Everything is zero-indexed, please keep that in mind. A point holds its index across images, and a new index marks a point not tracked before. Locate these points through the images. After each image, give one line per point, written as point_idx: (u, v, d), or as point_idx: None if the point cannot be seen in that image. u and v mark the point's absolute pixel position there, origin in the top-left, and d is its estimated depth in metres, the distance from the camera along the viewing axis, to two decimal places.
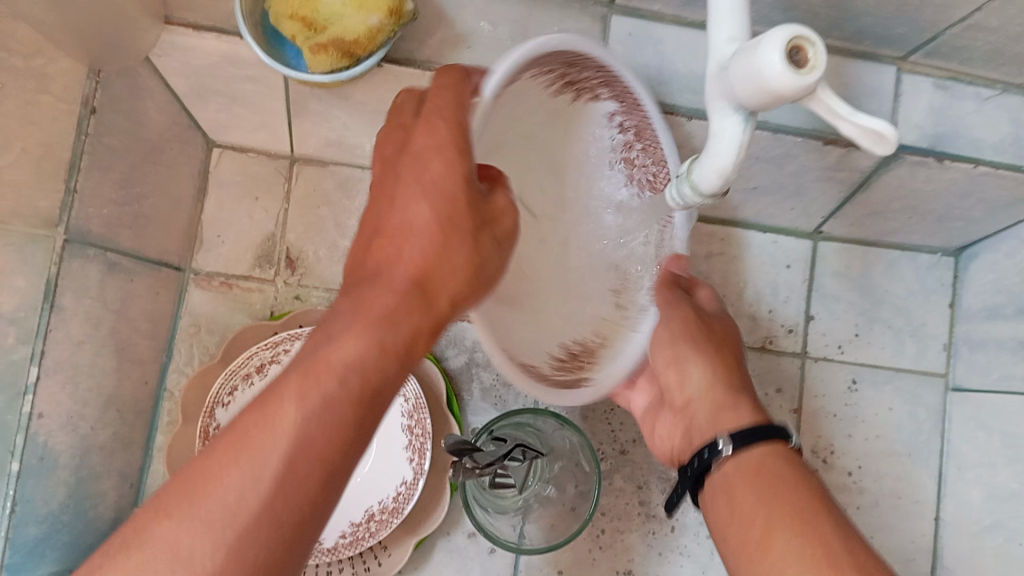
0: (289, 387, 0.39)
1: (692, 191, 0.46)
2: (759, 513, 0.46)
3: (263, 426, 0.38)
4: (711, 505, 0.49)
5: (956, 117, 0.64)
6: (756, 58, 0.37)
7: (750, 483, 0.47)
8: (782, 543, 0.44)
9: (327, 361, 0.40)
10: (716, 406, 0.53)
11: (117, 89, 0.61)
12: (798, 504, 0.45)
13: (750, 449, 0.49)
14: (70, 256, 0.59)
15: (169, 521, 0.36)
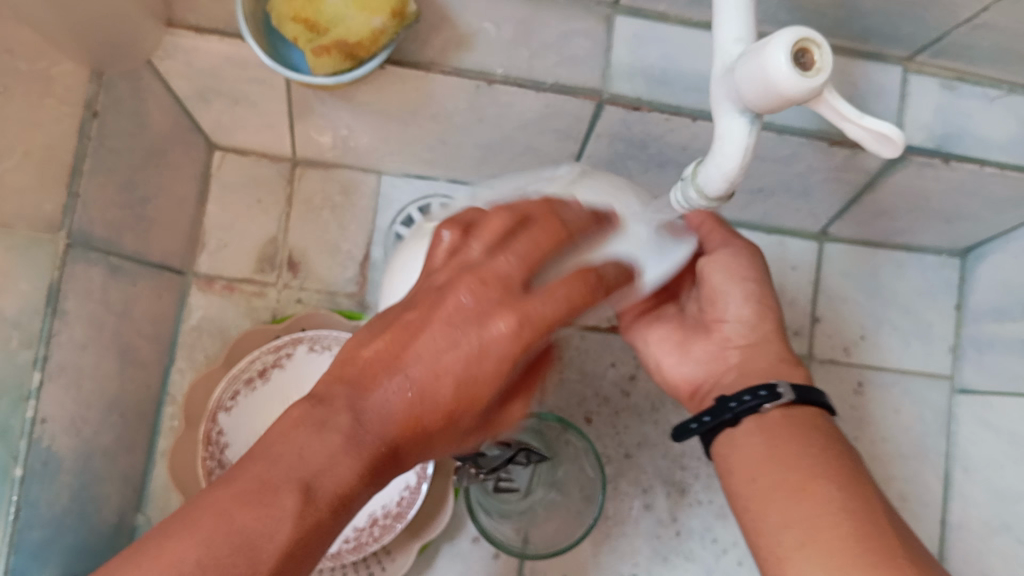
0: (278, 525, 0.38)
1: (697, 193, 0.45)
2: (803, 459, 0.48)
3: (242, 537, 0.37)
4: (741, 449, 0.51)
5: (963, 117, 0.64)
6: (761, 58, 0.36)
7: (794, 433, 0.50)
8: (825, 491, 0.46)
9: (321, 512, 0.39)
10: (778, 356, 0.56)
11: (118, 91, 0.60)
12: (840, 461, 0.48)
13: (800, 406, 0.52)
14: (73, 259, 0.58)
15: None
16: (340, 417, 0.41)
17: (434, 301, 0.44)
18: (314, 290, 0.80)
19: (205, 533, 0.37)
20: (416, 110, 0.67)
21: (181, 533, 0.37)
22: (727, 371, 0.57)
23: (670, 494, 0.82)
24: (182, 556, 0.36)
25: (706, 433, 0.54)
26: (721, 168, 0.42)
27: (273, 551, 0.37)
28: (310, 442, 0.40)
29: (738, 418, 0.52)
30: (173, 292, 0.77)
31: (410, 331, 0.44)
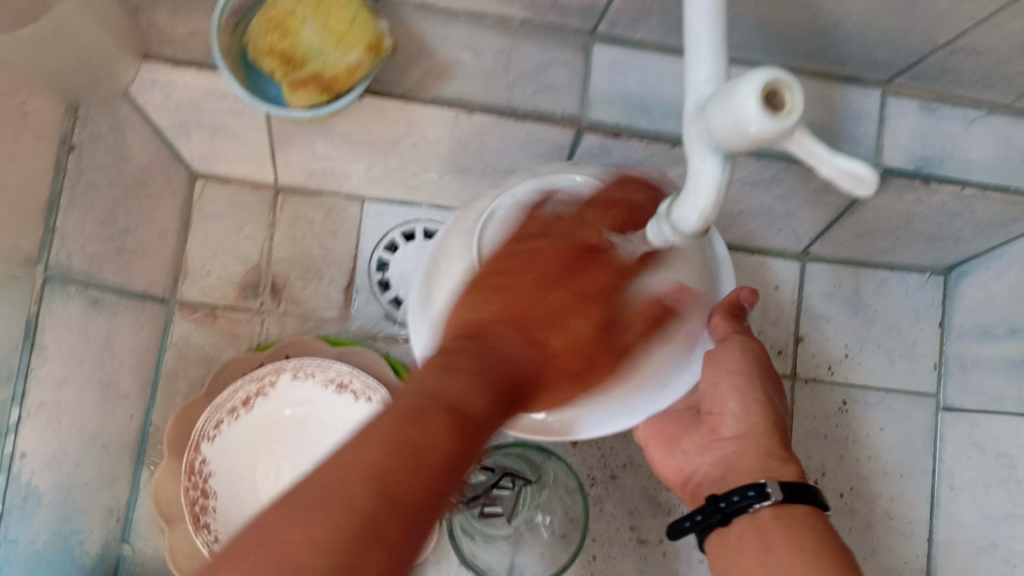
0: (454, 413, 0.38)
1: (673, 231, 0.45)
2: (796, 567, 0.49)
3: (445, 410, 0.38)
4: (736, 555, 0.52)
5: (943, 140, 0.64)
6: (733, 102, 0.36)
7: (787, 535, 0.50)
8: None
9: (478, 410, 0.40)
10: (764, 453, 0.56)
11: (98, 122, 0.60)
12: (832, 565, 0.48)
13: (791, 504, 0.52)
14: (51, 294, 0.58)
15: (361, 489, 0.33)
16: (477, 345, 0.44)
17: (512, 279, 0.49)
18: (297, 317, 0.80)
19: (395, 413, 0.37)
20: (396, 138, 0.67)
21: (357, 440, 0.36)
22: (719, 463, 0.59)
23: (657, 516, 0.82)
24: (364, 444, 0.35)
25: (702, 530, 0.55)
26: (696, 207, 0.42)
27: (466, 419, 0.38)
28: (457, 367, 0.42)
29: (728, 517, 0.53)
30: (156, 321, 0.76)
31: (501, 297, 0.48)
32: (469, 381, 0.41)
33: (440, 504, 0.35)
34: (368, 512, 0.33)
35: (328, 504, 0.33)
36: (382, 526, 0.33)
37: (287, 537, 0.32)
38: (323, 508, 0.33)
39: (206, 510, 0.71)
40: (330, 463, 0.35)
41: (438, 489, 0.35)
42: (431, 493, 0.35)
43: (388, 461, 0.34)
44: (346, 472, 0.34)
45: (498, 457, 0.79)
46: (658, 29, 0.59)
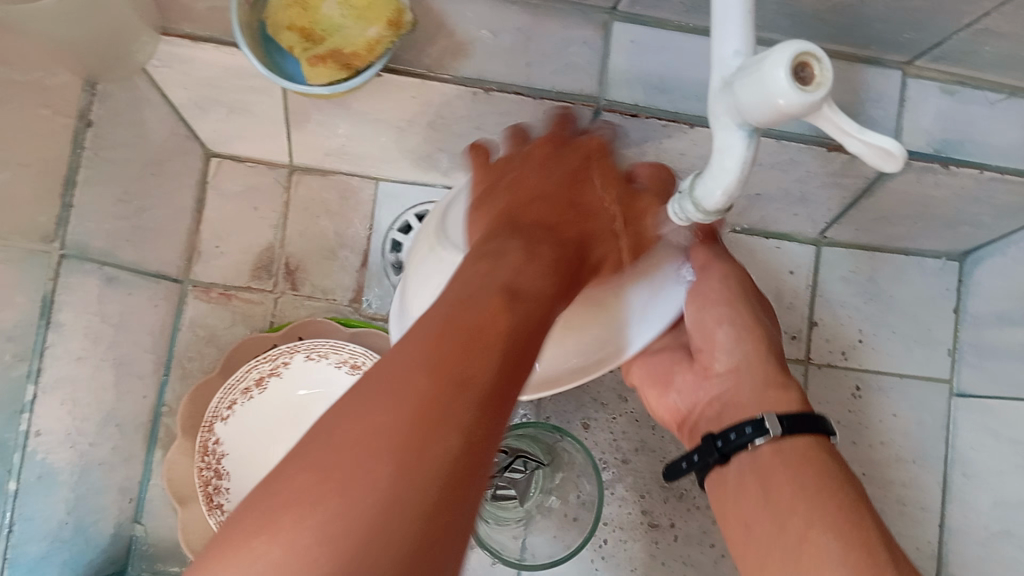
0: (487, 336, 0.38)
1: (696, 208, 0.45)
2: (799, 507, 0.47)
3: (482, 321, 0.39)
4: (741, 495, 0.51)
5: (963, 124, 0.64)
6: (763, 75, 0.36)
7: (789, 471, 0.49)
8: (821, 537, 0.45)
9: (529, 302, 0.43)
10: (761, 382, 0.54)
11: (116, 99, 0.60)
12: (839, 501, 0.46)
13: (793, 438, 0.50)
14: (68, 271, 0.58)
15: (422, 377, 0.35)
16: (513, 248, 0.47)
17: (533, 184, 0.54)
18: (310, 298, 0.80)
19: (429, 342, 0.37)
20: (414, 118, 0.66)
21: (407, 350, 0.36)
22: (716, 401, 0.57)
23: (668, 500, 0.82)
24: (408, 377, 0.35)
25: (702, 471, 0.54)
26: (720, 183, 0.41)
27: (498, 333, 0.39)
28: (497, 268, 0.44)
29: (726, 456, 0.52)
30: (170, 302, 0.76)
31: (524, 211, 0.52)
32: (505, 287, 0.43)
33: (495, 422, 0.35)
34: (428, 404, 0.33)
35: (379, 426, 0.33)
36: (447, 462, 0.32)
37: (345, 450, 0.32)
38: (373, 429, 0.33)
39: (220, 491, 0.72)
40: (372, 388, 0.35)
41: (486, 419, 0.35)
42: (484, 416, 0.35)
43: (432, 390, 0.34)
44: (395, 390, 0.34)
45: (515, 440, 0.79)
46: (680, 8, 0.59)
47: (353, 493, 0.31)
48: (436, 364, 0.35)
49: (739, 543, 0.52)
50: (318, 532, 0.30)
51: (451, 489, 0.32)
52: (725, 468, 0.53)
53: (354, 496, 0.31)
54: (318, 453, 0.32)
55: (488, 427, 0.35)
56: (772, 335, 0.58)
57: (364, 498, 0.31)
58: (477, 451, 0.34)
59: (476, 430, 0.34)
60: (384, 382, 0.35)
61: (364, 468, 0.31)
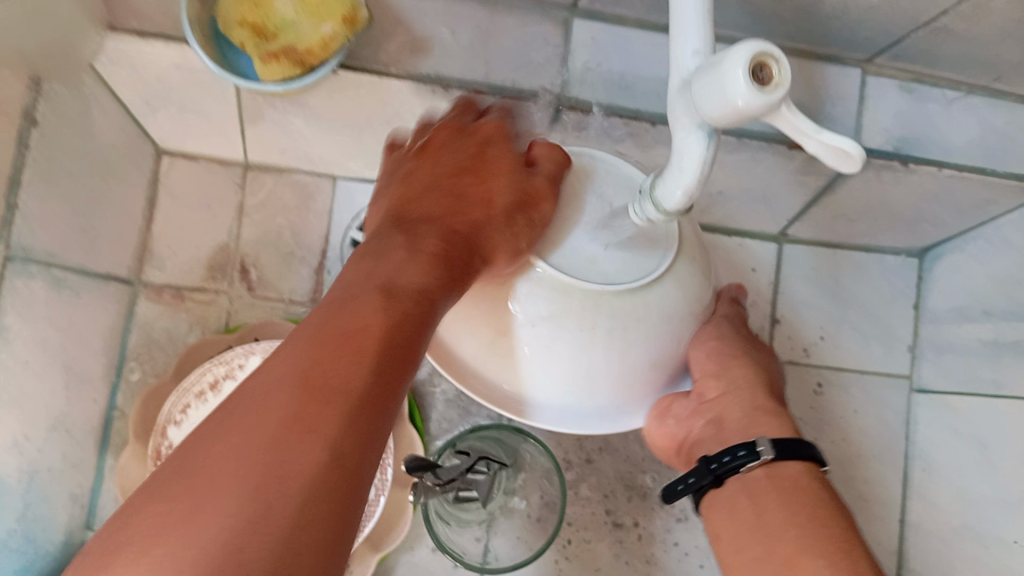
0: (348, 360, 0.35)
1: (656, 208, 0.43)
2: (789, 531, 0.48)
3: (334, 377, 0.34)
4: (726, 513, 0.51)
5: (922, 120, 0.63)
6: (721, 75, 0.34)
7: (780, 495, 0.49)
8: (810, 564, 0.46)
9: (409, 303, 0.39)
10: (750, 405, 0.55)
11: (60, 98, 0.58)
12: (829, 529, 0.47)
13: (784, 462, 0.50)
14: (14, 274, 0.56)
15: (273, 411, 0.33)
16: (398, 228, 0.44)
17: (439, 154, 0.48)
18: (266, 298, 0.78)
19: (284, 381, 0.34)
20: (371, 115, 0.65)
21: (259, 398, 0.34)
22: (708, 423, 0.55)
23: (632, 498, 0.81)
24: (277, 397, 0.34)
25: (695, 492, 0.53)
26: (680, 182, 0.40)
27: (345, 390, 0.34)
28: (384, 256, 0.41)
29: (720, 478, 0.51)
30: (121, 303, 0.74)
31: (411, 184, 0.47)
32: (374, 284, 0.40)
33: (354, 461, 0.33)
34: (296, 413, 0.33)
35: (229, 477, 0.31)
36: (315, 465, 0.32)
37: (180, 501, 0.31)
38: (219, 475, 0.31)
39: None
40: (194, 470, 0.32)
41: (356, 473, 0.33)
42: (348, 427, 0.33)
43: (293, 407, 0.33)
44: (239, 425, 0.33)
45: (476, 441, 0.77)
46: (639, 5, 0.58)
47: (199, 530, 0.30)
48: (300, 387, 0.34)
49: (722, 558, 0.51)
50: (178, 554, 0.29)
51: (314, 504, 0.31)
52: (717, 491, 0.52)
53: (202, 533, 0.29)
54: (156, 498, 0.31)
55: (351, 453, 0.33)
56: (759, 365, 0.59)
57: (212, 534, 0.29)
58: (345, 462, 0.33)
59: (342, 434, 0.33)
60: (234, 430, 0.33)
61: (212, 507, 0.30)
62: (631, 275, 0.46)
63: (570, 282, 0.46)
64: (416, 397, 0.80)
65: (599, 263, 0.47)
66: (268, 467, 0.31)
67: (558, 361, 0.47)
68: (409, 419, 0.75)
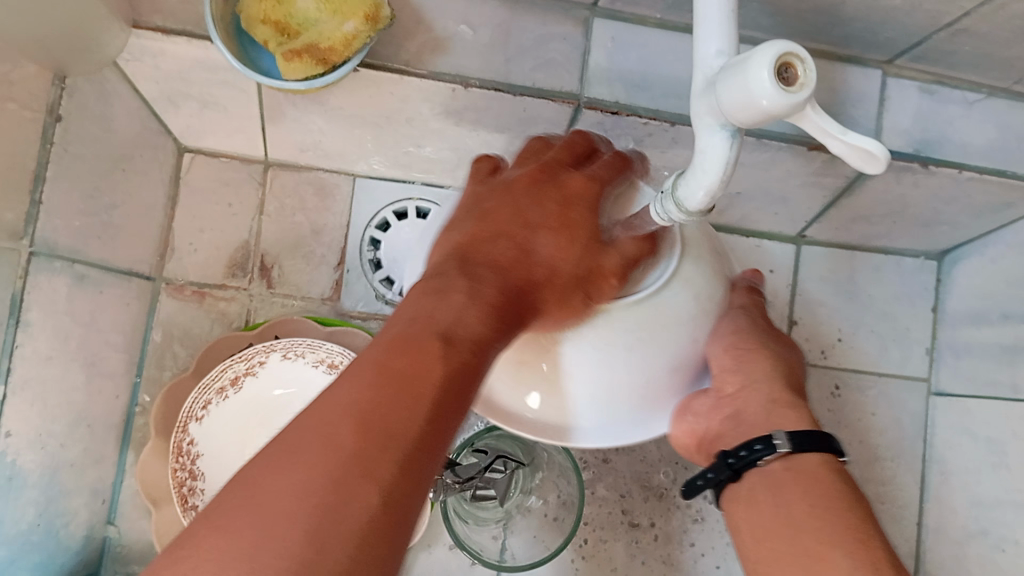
0: (411, 396, 0.36)
1: (676, 209, 0.43)
2: (811, 525, 0.46)
3: (396, 411, 0.36)
4: (750, 508, 0.50)
5: (941, 123, 0.63)
6: (746, 76, 0.34)
7: (804, 490, 0.48)
8: (835, 557, 0.44)
9: (466, 349, 0.40)
10: (769, 402, 0.54)
11: (84, 95, 0.59)
12: (853, 524, 0.46)
13: (803, 455, 0.50)
14: (37, 269, 0.57)
15: (339, 437, 0.34)
16: (460, 272, 0.44)
17: (514, 204, 0.48)
18: (286, 296, 0.79)
19: (346, 410, 0.35)
20: (391, 113, 0.66)
21: (321, 419, 0.35)
22: (728, 419, 0.54)
23: (649, 499, 0.81)
24: (338, 426, 0.34)
25: (717, 487, 0.54)
26: (700, 183, 0.40)
27: (406, 431, 0.35)
28: (446, 296, 0.42)
29: (738, 472, 0.52)
30: (142, 299, 0.75)
31: (481, 230, 0.47)
32: (437, 327, 0.40)
33: (412, 497, 0.34)
34: (359, 444, 0.34)
35: (289, 507, 0.32)
36: (373, 506, 0.33)
37: (248, 531, 0.31)
38: (279, 502, 0.32)
39: (194, 491, 0.70)
40: (255, 492, 0.32)
41: (404, 514, 0.34)
42: (405, 464, 0.34)
43: (354, 439, 0.34)
44: (305, 451, 0.34)
45: (493, 440, 0.77)
46: (660, 5, 0.58)
47: (260, 562, 0.30)
48: (364, 417, 0.35)
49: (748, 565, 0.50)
50: None
51: (370, 542, 0.32)
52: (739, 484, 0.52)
53: (264, 562, 0.30)
54: (222, 513, 0.32)
55: (408, 490, 0.34)
56: (784, 358, 0.59)
57: (273, 561, 0.30)
58: (400, 499, 0.34)
59: (400, 473, 0.34)
60: (299, 450, 0.34)
61: (272, 534, 0.31)
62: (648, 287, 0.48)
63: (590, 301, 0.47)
64: None
65: (620, 287, 0.48)
66: (327, 498, 0.32)
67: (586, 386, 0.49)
68: None
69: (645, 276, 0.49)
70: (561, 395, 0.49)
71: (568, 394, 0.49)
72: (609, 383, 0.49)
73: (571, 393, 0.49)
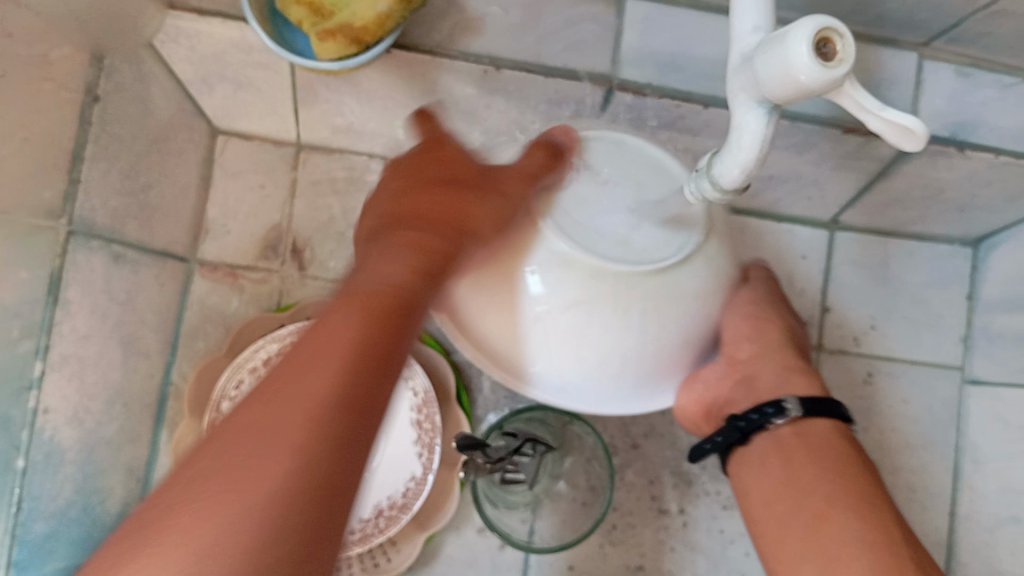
0: (337, 349, 0.35)
1: (712, 187, 0.44)
2: (818, 488, 0.50)
3: (319, 367, 0.34)
4: (758, 469, 0.53)
5: (979, 106, 0.63)
6: (783, 51, 0.35)
7: (810, 453, 0.51)
8: (841, 519, 0.48)
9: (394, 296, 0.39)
10: (781, 367, 0.56)
11: (123, 76, 0.60)
12: (858, 486, 0.49)
13: (812, 421, 0.52)
14: (75, 247, 0.57)
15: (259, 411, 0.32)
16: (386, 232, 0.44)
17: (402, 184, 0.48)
18: (317, 278, 0.80)
19: (263, 391, 0.33)
20: (423, 95, 0.66)
21: (245, 403, 0.33)
22: (740, 383, 0.56)
23: (678, 484, 0.81)
24: (257, 405, 0.33)
25: (724, 450, 0.55)
26: (736, 160, 0.40)
27: (333, 381, 0.33)
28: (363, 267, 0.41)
29: (747, 435, 0.53)
30: (176, 280, 0.76)
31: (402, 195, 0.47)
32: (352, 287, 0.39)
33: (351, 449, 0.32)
34: (282, 411, 0.32)
35: (219, 489, 0.30)
36: (304, 464, 0.31)
37: (182, 518, 0.30)
38: (209, 486, 0.30)
39: None
40: (186, 486, 0.31)
41: (344, 467, 0.32)
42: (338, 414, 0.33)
43: (277, 406, 0.32)
44: (228, 436, 0.32)
45: (523, 424, 0.77)
46: None
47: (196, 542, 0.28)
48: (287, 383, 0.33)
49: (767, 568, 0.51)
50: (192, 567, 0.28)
51: (306, 501, 0.30)
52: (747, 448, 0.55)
53: (201, 543, 0.28)
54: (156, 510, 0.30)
55: (343, 441, 0.32)
56: (795, 330, 0.61)
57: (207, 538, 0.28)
58: (336, 452, 0.32)
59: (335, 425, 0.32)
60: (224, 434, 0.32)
61: (204, 516, 0.29)
62: (666, 253, 0.48)
63: (601, 265, 0.47)
64: (464, 379, 0.81)
65: (642, 253, 0.48)
66: (258, 471, 0.30)
67: (596, 346, 0.49)
68: (457, 401, 0.75)
69: (666, 244, 0.49)
70: (566, 354, 0.50)
71: (577, 354, 0.50)
72: (621, 344, 0.49)
73: (580, 352, 0.50)
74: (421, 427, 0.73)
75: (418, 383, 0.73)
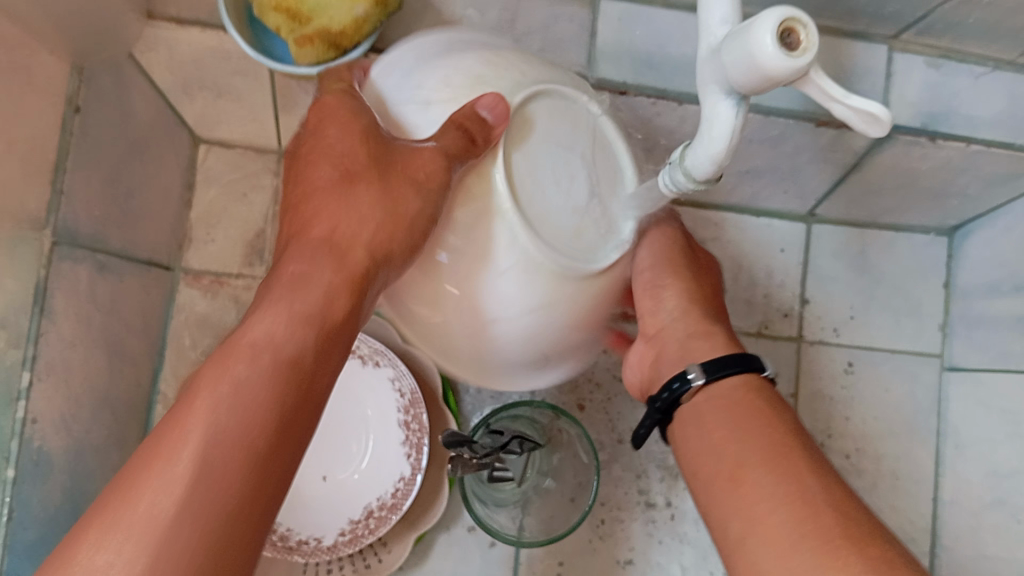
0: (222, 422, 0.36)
1: (685, 178, 0.44)
2: (734, 446, 0.48)
3: (230, 412, 0.37)
4: (682, 435, 0.52)
5: (949, 95, 0.64)
6: (749, 39, 0.36)
7: (724, 414, 0.50)
8: (754, 476, 0.46)
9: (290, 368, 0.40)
10: (688, 332, 0.58)
11: (104, 85, 0.61)
12: (772, 438, 0.47)
13: (721, 381, 0.52)
14: (60, 257, 0.58)
15: (179, 443, 0.35)
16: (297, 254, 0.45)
17: (332, 207, 0.47)
18: None
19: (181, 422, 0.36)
20: None
21: (162, 435, 0.36)
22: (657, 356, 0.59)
23: (665, 479, 0.82)
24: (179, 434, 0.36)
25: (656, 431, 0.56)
26: (708, 152, 0.41)
27: (244, 431, 0.37)
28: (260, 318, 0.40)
29: (665, 414, 0.54)
30: (161, 288, 0.76)
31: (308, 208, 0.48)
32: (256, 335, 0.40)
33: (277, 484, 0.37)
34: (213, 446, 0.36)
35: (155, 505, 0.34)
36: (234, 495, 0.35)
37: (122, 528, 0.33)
38: (147, 508, 0.34)
39: None
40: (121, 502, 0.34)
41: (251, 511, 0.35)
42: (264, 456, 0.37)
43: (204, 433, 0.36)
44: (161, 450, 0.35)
45: (510, 423, 0.78)
46: None
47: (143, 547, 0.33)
48: (205, 441, 0.35)
49: (732, 544, 0.45)
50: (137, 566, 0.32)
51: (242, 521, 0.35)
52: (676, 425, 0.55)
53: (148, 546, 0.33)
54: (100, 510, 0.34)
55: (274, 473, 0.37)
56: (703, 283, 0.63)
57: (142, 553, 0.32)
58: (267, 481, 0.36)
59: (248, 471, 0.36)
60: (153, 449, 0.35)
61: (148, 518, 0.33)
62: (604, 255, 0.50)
63: (563, 270, 0.47)
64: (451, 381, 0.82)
65: (591, 252, 0.49)
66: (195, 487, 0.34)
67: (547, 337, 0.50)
68: (443, 401, 0.76)
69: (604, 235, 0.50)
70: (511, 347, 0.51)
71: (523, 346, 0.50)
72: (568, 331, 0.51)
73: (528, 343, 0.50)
74: (409, 428, 0.73)
75: (404, 383, 0.74)
